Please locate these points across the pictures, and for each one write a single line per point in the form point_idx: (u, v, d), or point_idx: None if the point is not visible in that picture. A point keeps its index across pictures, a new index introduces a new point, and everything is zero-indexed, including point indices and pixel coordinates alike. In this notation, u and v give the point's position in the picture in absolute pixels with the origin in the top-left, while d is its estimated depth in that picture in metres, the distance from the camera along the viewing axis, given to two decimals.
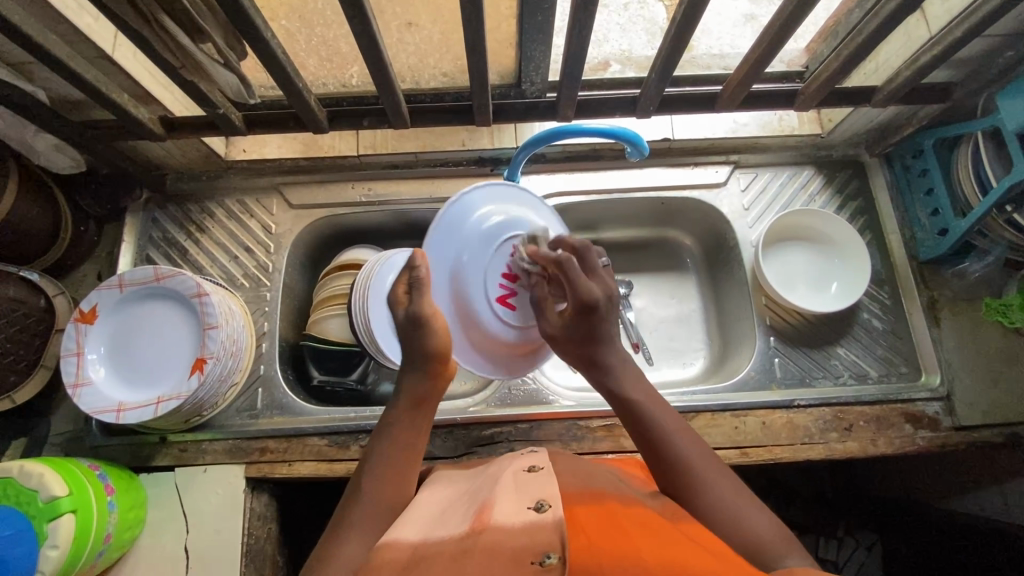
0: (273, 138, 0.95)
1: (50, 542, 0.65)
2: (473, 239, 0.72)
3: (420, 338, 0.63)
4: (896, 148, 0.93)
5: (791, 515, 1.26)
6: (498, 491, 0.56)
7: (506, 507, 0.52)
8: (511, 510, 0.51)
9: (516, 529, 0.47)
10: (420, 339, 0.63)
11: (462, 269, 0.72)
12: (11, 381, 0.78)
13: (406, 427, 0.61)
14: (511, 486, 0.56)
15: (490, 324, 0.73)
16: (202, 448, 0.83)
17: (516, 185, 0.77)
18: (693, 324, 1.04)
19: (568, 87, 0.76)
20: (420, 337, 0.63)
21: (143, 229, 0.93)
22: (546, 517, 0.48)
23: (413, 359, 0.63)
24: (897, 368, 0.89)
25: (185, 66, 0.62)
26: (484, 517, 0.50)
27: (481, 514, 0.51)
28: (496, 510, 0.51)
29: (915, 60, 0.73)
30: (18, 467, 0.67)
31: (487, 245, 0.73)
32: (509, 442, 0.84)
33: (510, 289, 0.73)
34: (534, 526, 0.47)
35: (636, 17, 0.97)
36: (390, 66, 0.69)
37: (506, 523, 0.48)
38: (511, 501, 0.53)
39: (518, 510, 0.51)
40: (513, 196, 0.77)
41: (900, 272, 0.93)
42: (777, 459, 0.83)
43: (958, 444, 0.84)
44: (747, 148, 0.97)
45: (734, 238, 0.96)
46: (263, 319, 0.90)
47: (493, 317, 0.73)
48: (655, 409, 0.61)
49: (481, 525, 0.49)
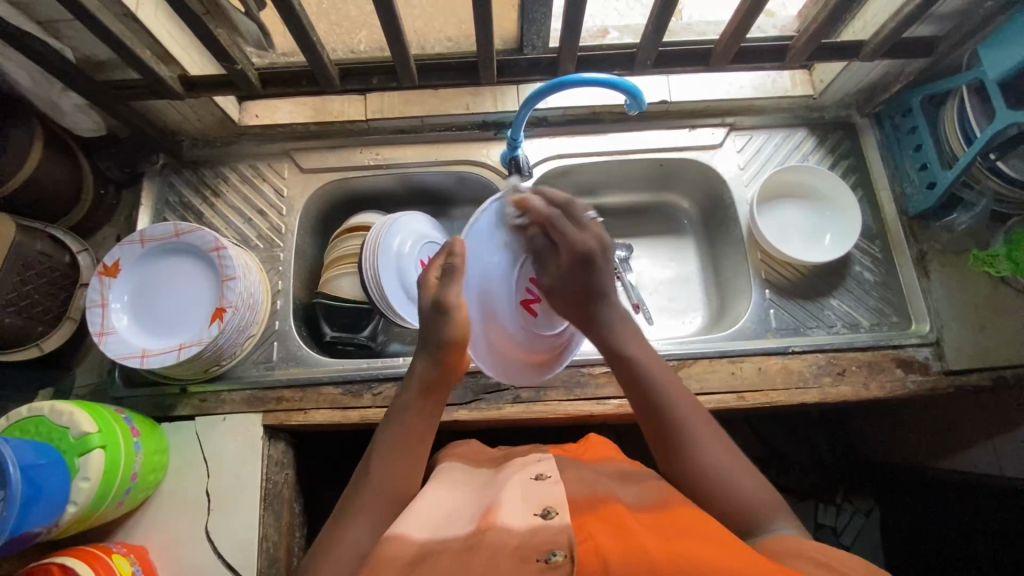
0: (284, 104, 0.98)
1: (82, 474, 0.68)
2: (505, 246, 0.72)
3: (440, 327, 0.68)
4: (886, 106, 0.97)
5: (791, 481, 1.30)
6: (504, 490, 0.63)
7: (512, 504, 0.58)
8: (519, 514, 0.57)
9: (522, 531, 0.54)
10: (438, 329, 0.68)
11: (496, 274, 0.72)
12: (38, 332, 0.82)
13: (414, 412, 0.68)
14: (517, 488, 0.62)
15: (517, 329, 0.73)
16: (222, 398, 0.87)
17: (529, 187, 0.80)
18: (691, 284, 1.08)
19: (568, 43, 0.79)
20: (439, 326, 0.68)
21: (160, 192, 0.96)
22: (552, 522, 0.55)
23: (427, 346, 0.69)
24: (888, 317, 0.92)
25: (210, 14, 0.68)
26: (491, 517, 0.57)
27: (487, 513, 0.58)
28: (503, 508, 0.58)
29: (900, 12, 0.77)
30: (49, 407, 0.70)
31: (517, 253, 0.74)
32: (515, 389, 0.87)
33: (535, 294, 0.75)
34: (539, 526, 0.55)
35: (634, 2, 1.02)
36: (401, 24, 0.72)
37: (513, 524, 0.55)
38: (518, 500, 0.59)
39: (526, 515, 0.57)
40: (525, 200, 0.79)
41: (890, 226, 0.96)
42: (774, 402, 0.86)
43: (947, 387, 0.87)
44: (742, 110, 1.01)
45: (731, 198, 0.99)
46: (278, 277, 0.94)
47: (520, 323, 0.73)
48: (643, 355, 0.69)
49: (488, 525, 0.55)
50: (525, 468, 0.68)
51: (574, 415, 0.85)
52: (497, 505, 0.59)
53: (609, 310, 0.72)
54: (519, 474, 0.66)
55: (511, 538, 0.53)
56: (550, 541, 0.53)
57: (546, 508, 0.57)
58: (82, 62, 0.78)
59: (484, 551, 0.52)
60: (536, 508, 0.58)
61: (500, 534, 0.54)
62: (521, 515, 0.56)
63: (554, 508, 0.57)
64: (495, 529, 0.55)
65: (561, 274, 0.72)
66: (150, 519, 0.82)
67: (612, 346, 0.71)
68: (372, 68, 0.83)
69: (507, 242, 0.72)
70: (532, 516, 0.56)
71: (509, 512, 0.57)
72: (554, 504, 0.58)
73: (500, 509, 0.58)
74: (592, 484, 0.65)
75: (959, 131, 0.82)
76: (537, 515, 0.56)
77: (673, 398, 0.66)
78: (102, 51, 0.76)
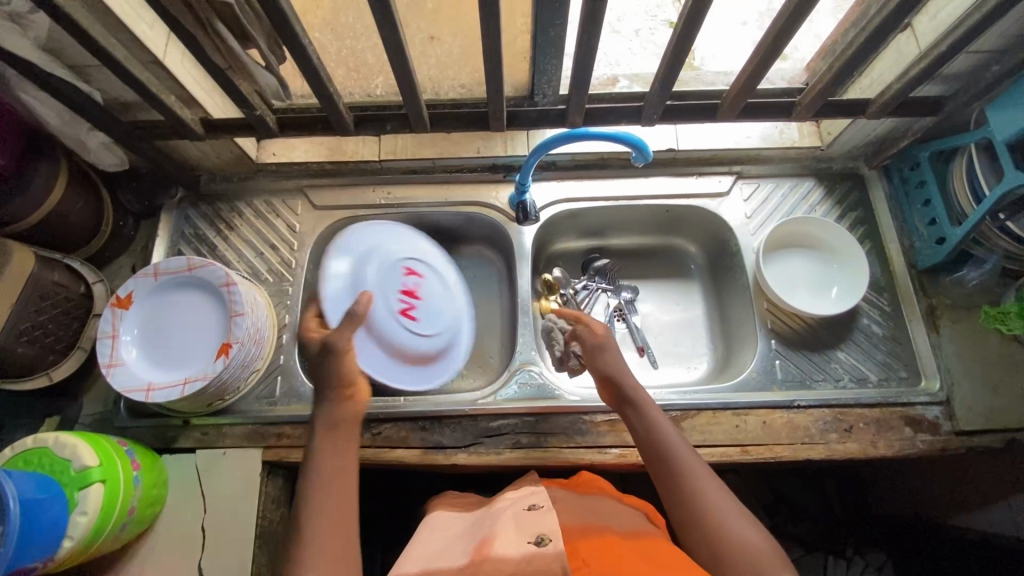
0: (301, 143, 1.02)
1: (80, 509, 0.69)
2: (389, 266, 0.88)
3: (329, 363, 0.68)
4: (895, 160, 0.97)
5: (799, 531, 1.24)
6: (497, 524, 0.63)
7: (506, 536, 0.60)
8: (512, 543, 0.57)
9: (516, 559, 0.55)
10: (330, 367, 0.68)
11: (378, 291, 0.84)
12: (50, 360, 0.84)
13: (331, 452, 0.65)
14: (512, 519, 0.63)
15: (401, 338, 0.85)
16: (223, 432, 0.87)
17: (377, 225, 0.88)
18: (697, 329, 1.07)
19: (577, 95, 0.81)
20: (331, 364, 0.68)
21: (176, 224, 0.99)
22: (546, 549, 0.55)
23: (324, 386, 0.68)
24: (897, 373, 0.90)
25: (231, 67, 0.67)
26: (486, 550, 0.57)
27: (483, 546, 0.59)
28: (497, 541, 0.59)
29: (905, 74, 0.77)
30: (54, 438, 0.71)
31: (395, 271, 0.88)
32: (515, 434, 0.86)
33: (407, 305, 0.87)
34: (533, 553, 0.55)
35: (647, 44, 1.06)
36: (415, 75, 0.75)
37: (507, 554, 0.56)
38: (512, 532, 0.60)
39: (520, 543, 0.57)
40: (384, 232, 0.89)
41: (900, 279, 0.95)
42: (779, 458, 0.84)
43: (958, 448, 0.85)
44: (749, 159, 1.02)
45: (737, 245, 1.00)
46: (285, 311, 0.95)
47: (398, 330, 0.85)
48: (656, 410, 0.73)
49: (483, 557, 0.57)
50: (518, 500, 0.69)
51: (574, 463, 0.84)
52: (491, 538, 0.60)
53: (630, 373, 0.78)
54: (513, 506, 0.67)
55: (504, 567, 0.54)
56: (544, 569, 0.53)
57: (539, 536, 0.58)
58: (110, 103, 0.81)
59: None
60: (528, 535, 0.58)
61: (495, 564, 0.55)
62: (514, 544, 0.57)
63: (546, 536, 0.57)
64: (490, 560, 0.56)
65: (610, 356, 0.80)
66: (145, 553, 0.82)
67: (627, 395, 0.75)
68: (386, 115, 0.86)
69: (379, 280, 0.85)
70: (525, 544, 0.57)
71: (504, 543, 0.58)
72: (546, 531, 0.58)
73: (495, 542, 0.59)
74: (584, 513, 0.66)
75: (968, 188, 0.82)
76: (530, 542, 0.57)
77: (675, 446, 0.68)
78: (129, 95, 0.79)
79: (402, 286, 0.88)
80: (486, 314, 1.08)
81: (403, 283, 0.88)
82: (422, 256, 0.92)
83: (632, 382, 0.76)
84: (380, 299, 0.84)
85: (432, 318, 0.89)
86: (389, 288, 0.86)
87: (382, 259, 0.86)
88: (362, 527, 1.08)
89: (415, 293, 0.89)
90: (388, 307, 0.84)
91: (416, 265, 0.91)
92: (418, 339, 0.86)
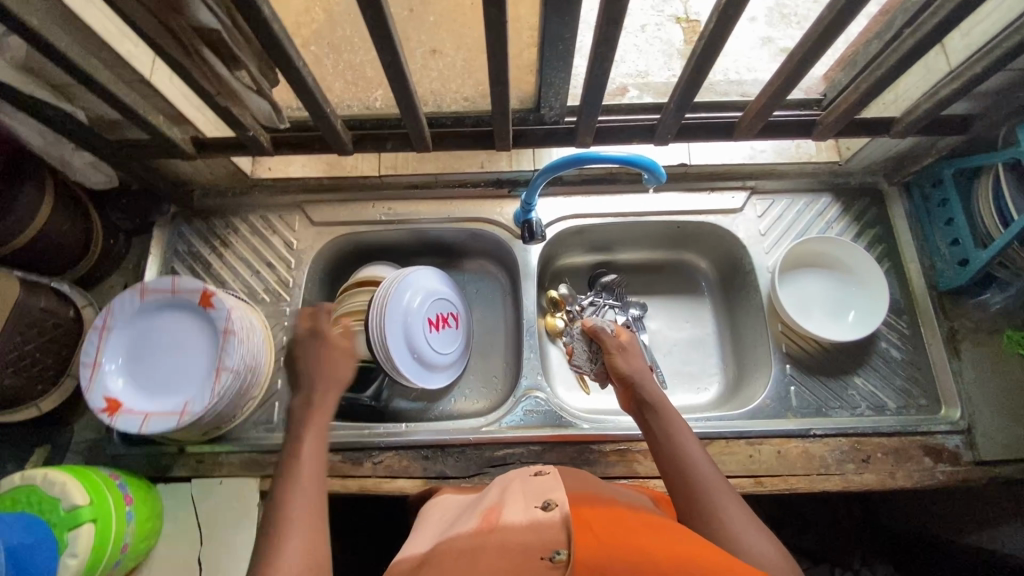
0: (297, 157, 0.98)
1: (70, 551, 0.66)
2: (425, 297, 0.93)
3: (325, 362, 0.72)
4: (916, 176, 0.93)
5: (803, 543, 1.17)
6: (505, 492, 0.56)
7: (515, 503, 0.51)
8: (520, 509, 0.50)
9: (521, 524, 0.46)
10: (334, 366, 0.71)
11: (411, 319, 0.91)
12: (38, 391, 0.81)
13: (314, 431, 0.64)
14: (518, 488, 0.55)
15: (415, 359, 0.91)
16: (219, 460, 0.84)
17: (431, 269, 0.96)
18: (706, 348, 1.03)
19: (588, 115, 0.77)
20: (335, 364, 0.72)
21: (170, 242, 0.95)
22: (554, 515, 0.46)
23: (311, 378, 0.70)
24: (916, 400, 0.87)
25: (220, 93, 0.64)
26: (493, 517, 0.50)
27: (490, 513, 0.51)
28: (505, 508, 0.51)
29: (934, 94, 0.73)
30: (42, 475, 0.69)
31: (427, 301, 0.94)
32: (521, 464, 0.84)
33: (433, 330, 0.94)
34: (539, 520, 0.46)
35: (653, 40, 1.03)
36: (416, 95, 0.70)
37: (514, 520, 0.47)
38: (520, 500, 0.52)
39: (527, 509, 0.49)
40: (428, 276, 0.95)
41: (920, 300, 0.91)
42: (794, 489, 0.82)
43: (979, 479, 0.82)
44: (763, 174, 0.98)
45: (751, 264, 0.96)
46: (283, 333, 0.92)
47: (417, 353, 0.91)
48: (671, 415, 0.69)
49: (488, 524, 0.49)
50: (524, 473, 0.62)
51: None
52: (499, 506, 0.52)
53: (644, 373, 0.76)
54: (517, 478, 0.60)
55: (508, 534, 0.45)
56: (548, 535, 0.44)
57: (546, 501, 0.50)
58: (96, 122, 0.77)
59: (488, 547, 0.45)
60: (536, 501, 0.50)
61: (499, 531, 0.46)
62: (521, 510, 0.49)
63: (554, 502, 0.49)
64: (493, 526, 0.48)
65: (628, 363, 0.77)
66: None
67: (642, 397, 0.72)
68: (385, 134, 0.82)
69: (411, 313, 0.91)
70: (532, 510, 0.49)
71: (511, 510, 0.50)
72: (556, 497, 0.50)
73: (502, 508, 0.51)
74: (595, 484, 0.58)
75: (994, 210, 0.78)
76: (538, 508, 0.49)
77: (687, 451, 0.65)
78: (113, 113, 0.75)
79: (432, 319, 0.94)
80: (490, 331, 1.04)
81: (432, 315, 0.94)
82: (448, 294, 0.98)
83: (649, 387, 0.73)
84: (411, 330, 0.91)
85: (443, 345, 0.95)
86: (422, 319, 0.92)
87: (423, 293, 0.93)
88: (362, 548, 1.06)
89: (438, 325, 0.95)
90: (416, 334, 0.91)
91: (443, 304, 0.96)
92: (426, 362, 0.93)
